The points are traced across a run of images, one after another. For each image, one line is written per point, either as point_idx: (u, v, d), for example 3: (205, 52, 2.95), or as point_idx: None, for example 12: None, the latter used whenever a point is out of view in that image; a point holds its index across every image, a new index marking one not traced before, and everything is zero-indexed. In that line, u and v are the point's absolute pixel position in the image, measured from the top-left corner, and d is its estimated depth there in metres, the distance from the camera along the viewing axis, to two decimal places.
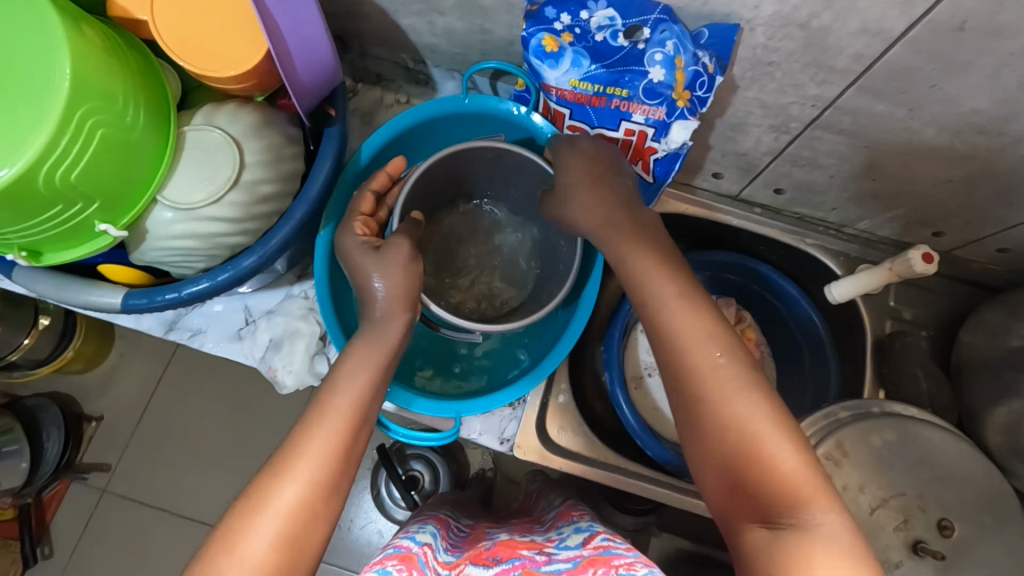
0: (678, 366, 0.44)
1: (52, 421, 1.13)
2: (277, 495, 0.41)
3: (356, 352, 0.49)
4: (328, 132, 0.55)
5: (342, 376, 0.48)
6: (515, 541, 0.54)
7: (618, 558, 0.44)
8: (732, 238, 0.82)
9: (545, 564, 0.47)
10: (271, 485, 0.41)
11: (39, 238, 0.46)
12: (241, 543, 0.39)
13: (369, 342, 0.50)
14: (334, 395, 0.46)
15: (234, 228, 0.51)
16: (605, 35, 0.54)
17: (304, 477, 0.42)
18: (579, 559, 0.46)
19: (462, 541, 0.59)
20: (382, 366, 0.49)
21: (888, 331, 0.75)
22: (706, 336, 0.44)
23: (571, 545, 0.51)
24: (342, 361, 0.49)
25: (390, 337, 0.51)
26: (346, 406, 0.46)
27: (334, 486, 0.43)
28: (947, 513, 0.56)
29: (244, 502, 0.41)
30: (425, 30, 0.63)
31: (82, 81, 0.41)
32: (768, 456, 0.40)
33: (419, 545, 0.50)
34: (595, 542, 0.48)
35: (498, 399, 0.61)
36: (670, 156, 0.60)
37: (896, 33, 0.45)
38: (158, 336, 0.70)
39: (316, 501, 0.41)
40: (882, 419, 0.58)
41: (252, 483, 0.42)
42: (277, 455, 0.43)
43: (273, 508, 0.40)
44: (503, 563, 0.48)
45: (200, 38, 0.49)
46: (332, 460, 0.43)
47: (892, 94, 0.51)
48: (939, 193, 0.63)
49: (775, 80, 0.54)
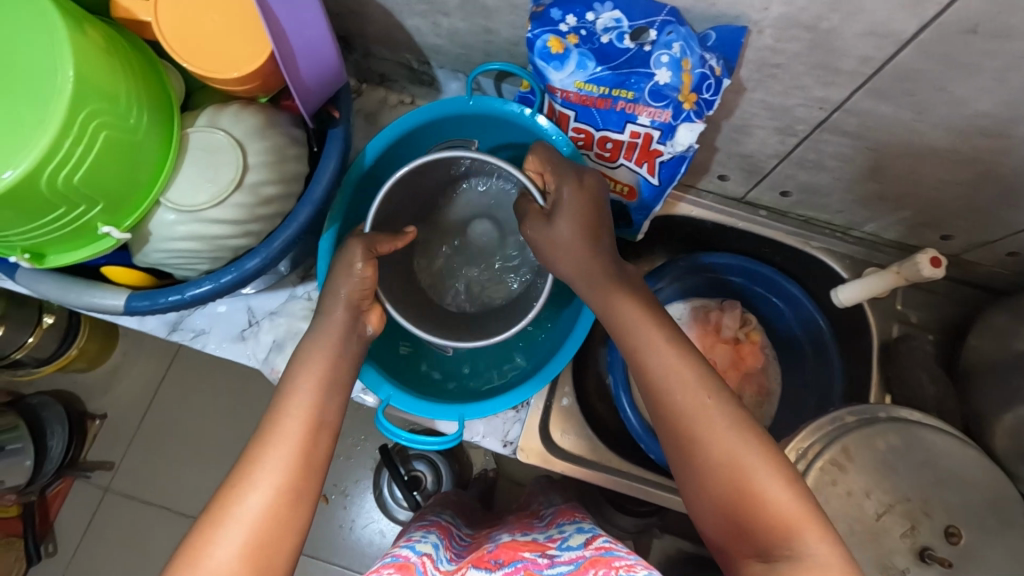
0: (668, 408, 0.46)
1: (55, 419, 1.14)
2: (239, 505, 0.41)
3: (308, 356, 0.50)
4: (332, 134, 0.55)
5: (295, 380, 0.48)
6: (516, 542, 0.53)
7: (619, 560, 0.45)
8: (737, 241, 0.82)
9: (548, 567, 0.47)
10: (231, 496, 0.42)
11: (43, 240, 0.45)
12: (205, 556, 0.39)
13: (321, 345, 0.50)
14: (290, 401, 0.47)
15: (237, 230, 0.50)
16: (611, 37, 0.53)
17: (265, 486, 0.42)
18: (581, 560, 0.47)
19: (465, 550, 0.59)
20: (332, 367, 0.50)
21: (895, 335, 0.74)
22: (692, 376, 0.47)
23: (573, 546, 0.51)
24: (293, 366, 0.49)
25: (335, 337, 0.51)
26: (301, 413, 0.46)
27: (297, 493, 0.43)
28: (952, 519, 0.55)
29: (205, 518, 0.41)
30: (428, 31, 0.62)
31: (85, 82, 0.40)
32: (759, 490, 0.42)
33: (419, 555, 0.50)
34: (597, 542, 0.49)
35: (501, 402, 0.61)
36: (676, 159, 0.60)
37: (905, 35, 0.44)
38: (161, 336, 0.69)
39: (280, 508, 0.42)
40: (887, 423, 0.58)
41: (213, 498, 0.43)
42: (237, 466, 0.44)
43: (233, 518, 0.41)
44: (505, 566, 0.47)
45: (203, 39, 0.49)
46: (292, 466, 0.44)
47: (899, 97, 0.51)
48: (948, 196, 0.62)
49: (781, 82, 0.54)
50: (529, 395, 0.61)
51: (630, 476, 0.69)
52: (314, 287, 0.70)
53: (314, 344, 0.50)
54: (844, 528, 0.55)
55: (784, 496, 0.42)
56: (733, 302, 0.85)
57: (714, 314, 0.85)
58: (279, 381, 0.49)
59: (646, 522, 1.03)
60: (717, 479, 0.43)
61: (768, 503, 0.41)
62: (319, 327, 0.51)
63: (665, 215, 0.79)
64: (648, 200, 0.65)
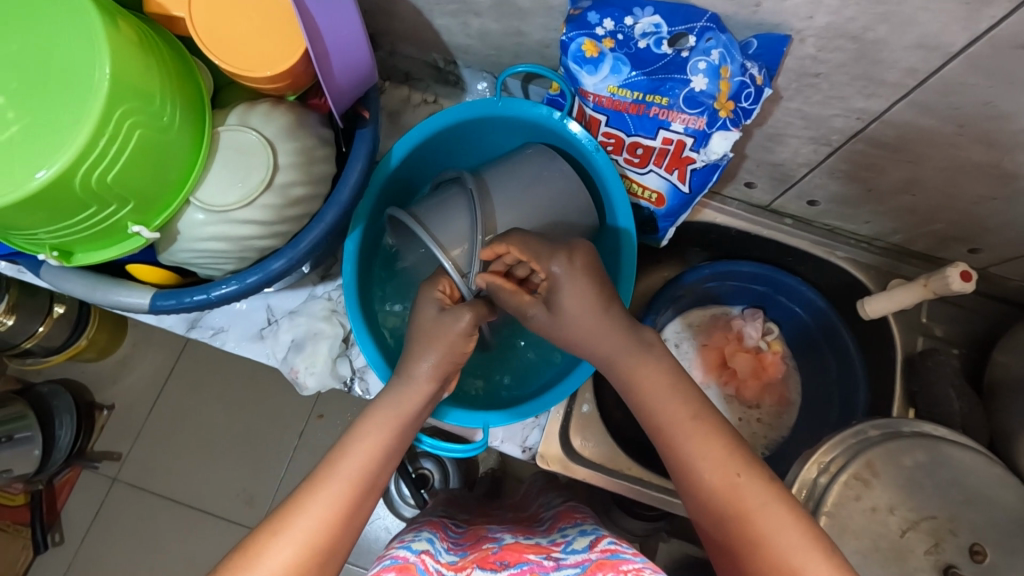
0: (695, 480, 0.44)
1: (64, 408, 1.14)
2: (270, 549, 0.40)
3: (376, 413, 0.49)
4: (360, 134, 0.54)
5: (354, 438, 0.47)
6: (520, 544, 0.52)
7: (626, 564, 0.44)
8: (761, 249, 0.81)
9: (554, 570, 0.46)
10: (264, 538, 0.41)
11: (71, 238, 0.45)
12: None
13: (382, 416, 0.49)
14: (346, 459, 0.46)
15: (265, 231, 0.50)
16: (649, 42, 0.53)
17: (296, 541, 0.41)
18: (587, 563, 0.46)
19: (462, 539, 0.58)
20: (396, 434, 0.49)
21: (920, 348, 0.73)
22: (726, 452, 0.44)
23: (578, 549, 0.50)
24: (361, 419, 0.49)
25: (412, 404, 0.50)
26: (354, 472, 0.45)
27: (326, 556, 0.42)
28: (978, 538, 0.53)
29: (239, 555, 0.40)
30: (459, 30, 0.62)
31: (121, 81, 0.40)
32: (768, 532, 0.41)
33: (418, 553, 0.49)
34: (602, 545, 0.48)
35: (490, 416, 0.60)
36: (709, 167, 0.59)
37: (955, 48, 0.43)
38: (180, 333, 0.69)
39: (308, 565, 0.41)
40: (912, 439, 0.57)
41: (249, 536, 0.42)
42: (279, 509, 0.43)
43: (263, 563, 0.40)
44: (511, 568, 0.47)
45: (235, 37, 0.48)
46: (330, 526, 0.42)
47: (942, 110, 0.50)
48: (982, 211, 0.61)
49: (820, 91, 0.53)
50: (493, 422, 0.60)
51: (644, 483, 0.68)
52: (334, 287, 0.69)
53: (378, 406, 0.50)
54: (868, 544, 0.54)
55: (799, 540, 0.40)
56: (754, 311, 0.86)
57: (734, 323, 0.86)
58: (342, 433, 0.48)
59: (654, 526, 1.00)
60: (730, 527, 0.42)
61: (783, 549, 0.40)
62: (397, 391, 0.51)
63: (689, 221, 0.78)
64: (676, 207, 0.64)
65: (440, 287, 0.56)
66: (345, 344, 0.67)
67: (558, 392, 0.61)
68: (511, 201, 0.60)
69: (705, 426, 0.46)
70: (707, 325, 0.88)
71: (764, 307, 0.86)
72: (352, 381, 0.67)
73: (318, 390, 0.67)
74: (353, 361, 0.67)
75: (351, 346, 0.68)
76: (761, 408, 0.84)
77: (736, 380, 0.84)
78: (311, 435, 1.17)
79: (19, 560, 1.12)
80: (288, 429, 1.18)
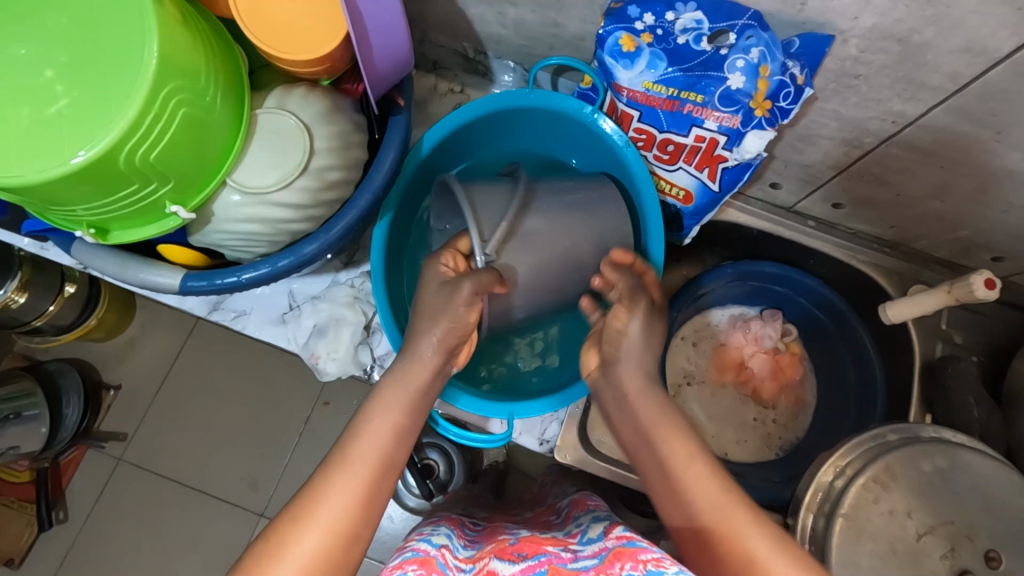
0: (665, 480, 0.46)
1: (72, 386, 1.14)
2: (296, 539, 0.40)
3: (383, 394, 0.51)
4: (394, 121, 0.54)
5: (368, 417, 0.49)
6: (538, 537, 0.52)
7: (645, 552, 0.42)
8: (781, 250, 0.81)
9: (572, 561, 0.46)
10: (288, 527, 0.41)
11: (109, 215, 0.45)
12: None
13: (389, 396, 0.51)
14: (363, 440, 0.47)
15: (298, 215, 0.50)
16: (688, 38, 0.52)
17: (325, 527, 0.41)
18: (605, 554, 0.45)
19: (478, 538, 0.58)
20: (405, 413, 0.50)
21: (939, 354, 0.73)
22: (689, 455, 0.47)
23: (593, 538, 0.49)
24: (371, 401, 0.51)
25: (417, 379, 0.52)
26: (371, 452, 0.46)
27: (353, 539, 0.42)
28: (994, 543, 0.54)
29: (262, 544, 0.41)
30: (493, 20, 0.61)
31: (169, 59, 0.39)
32: (728, 524, 0.42)
33: (437, 547, 0.49)
34: (617, 533, 0.47)
35: (494, 407, 0.60)
36: (740, 166, 0.59)
37: (1000, 53, 0.43)
38: (200, 315, 0.69)
39: (335, 550, 0.41)
40: (931, 444, 0.57)
41: (272, 525, 0.42)
42: (298, 496, 0.44)
43: (289, 553, 0.40)
44: (528, 559, 0.46)
45: (275, 19, 0.47)
46: (353, 508, 0.43)
47: (981, 116, 0.49)
48: (1011, 219, 0.61)
49: (858, 93, 0.52)
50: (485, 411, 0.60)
51: None
52: (357, 274, 0.69)
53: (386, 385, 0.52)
54: (886, 546, 0.54)
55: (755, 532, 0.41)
56: (774, 313, 0.86)
57: (755, 323, 0.86)
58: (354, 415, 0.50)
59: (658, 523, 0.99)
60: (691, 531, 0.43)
61: (747, 554, 0.40)
62: (402, 365, 0.53)
63: (712, 220, 0.78)
64: (703, 206, 0.64)
65: (445, 261, 0.57)
66: (367, 332, 0.68)
67: (561, 400, 0.61)
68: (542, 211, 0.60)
69: (675, 434, 0.48)
70: (725, 326, 0.87)
71: (782, 308, 0.86)
72: (372, 368, 0.67)
73: (338, 376, 0.67)
74: (375, 349, 0.67)
75: (372, 334, 0.68)
76: (776, 409, 0.84)
77: (753, 380, 0.84)
78: (317, 422, 1.17)
79: (24, 537, 1.12)
80: (295, 414, 1.18)
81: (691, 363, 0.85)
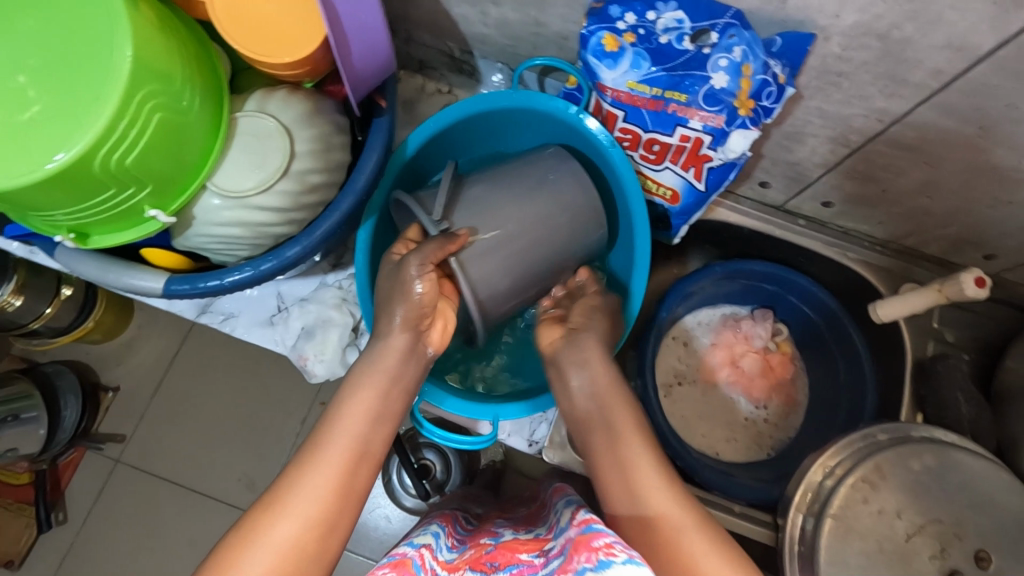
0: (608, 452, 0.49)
1: (69, 390, 1.13)
2: (269, 531, 0.41)
3: (359, 380, 0.51)
4: (376, 123, 0.54)
5: (343, 404, 0.49)
6: (516, 542, 0.51)
7: (599, 538, 0.38)
8: (772, 249, 0.81)
9: (542, 568, 0.44)
10: (261, 521, 0.41)
11: (89, 220, 0.45)
12: (235, 566, 0.39)
13: (370, 380, 0.51)
14: (336, 428, 0.47)
15: (280, 218, 0.50)
16: (671, 38, 0.53)
17: (299, 518, 0.42)
18: (568, 548, 0.40)
19: (467, 537, 0.58)
20: (380, 397, 0.50)
21: (930, 353, 0.72)
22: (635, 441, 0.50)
23: (564, 526, 0.47)
24: (347, 389, 0.51)
25: (390, 360, 0.52)
26: (347, 441, 0.47)
27: (329, 528, 0.42)
28: (984, 543, 0.53)
29: (235, 536, 0.41)
30: (477, 20, 0.61)
31: (142, 64, 0.39)
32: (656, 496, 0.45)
33: (417, 547, 0.48)
34: (581, 518, 0.43)
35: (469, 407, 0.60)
36: (726, 165, 0.58)
37: (981, 49, 0.43)
38: (190, 318, 0.69)
39: (310, 540, 0.41)
40: (921, 443, 0.56)
41: (245, 516, 0.42)
42: (273, 487, 0.44)
43: (263, 545, 0.40)
44: (501, 573, 0.46)
45: (253, 21, 0.47)
46: (328, 498, 0.43)
47: (966, 112, 0.49)
48: (999, 215, 0.61)
49: (842, 90, 0.52)
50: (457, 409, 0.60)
51: None
52: (345, 276, 0.69)
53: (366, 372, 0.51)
54: (874, 546, 0.53)
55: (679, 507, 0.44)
56: (765, 312, 0.86)
57: (746, 323, 0.86)
58: (329, 403, 0.50)
59: None
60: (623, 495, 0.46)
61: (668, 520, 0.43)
62: (376, 352, 0.53)
63: (702, 219, 0.78)
64: (691, 205, 0.64)
65: (395, 249, 0.58)
66: (354, 333, 0.67)
67: (540, 399, 0.60)
68: (517, 208, 0.60)
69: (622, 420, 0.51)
70: (717, 325, 0.87)
71: (774, 308, 0.86)
72: None
73: (326, 378, 0.68)
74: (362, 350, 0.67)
75: (360, 335, 0.68)
76: (768, 408, 0.84)
77: (744, 379, 0.84)
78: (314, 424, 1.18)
79: (23, 537, 1.12)
80: (292, 415, 1.18)
81: (682, 363, 0.85)
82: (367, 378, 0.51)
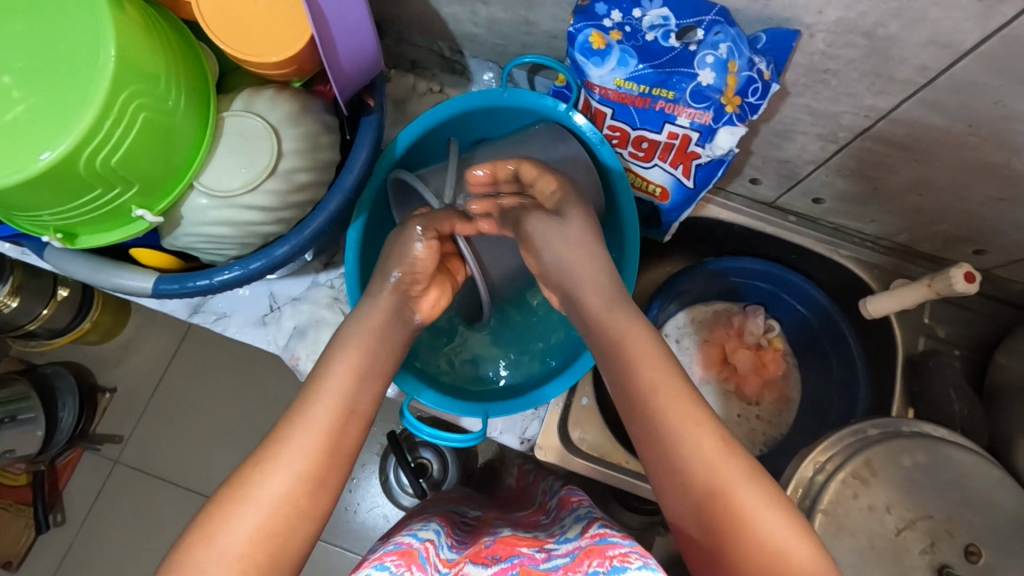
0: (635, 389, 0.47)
1: (67, 390, 1.14)
2: (260, 484, 0.41)
3: (344, 339, 0.51)
4: (364, 121, 0.54)
5: (330, 363, 0.49)
6: (517, 538, 0.52)
7: (614, 548, 0.42)
8: (765, 247, 0.81)
9: (544, 561, 0.45)
10: (252, 476, 0.42)
11: (76, 220, 0.45)
12: (227, 520, 0.40)
13: (358, 342, 0.51)
14: (325, 386, 0.47)
15: (268, 218, 0.50)
16: (656, 35, 0.53)
17: (288, 472, 0.42)
18: (577, 551, 0.45)
19: (467, 538, 0.58)
20: (366, 356, 0.51)
21: (922, 348, 0.73)
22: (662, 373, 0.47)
23: (570, 538, 0.49)
24: (334, 348, 0.51)
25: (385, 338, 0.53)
26: (334, 398, 0.47)
27: (319, 482, 0.43)
28: (975, 538, 0.53)
29: (226, 491, 0.42)
30: (466, 19, 0.61)
31: (126, 63, 0.40)
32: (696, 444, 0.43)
33: (421, 541, 0.49)
34: (593, 531, 0.47)
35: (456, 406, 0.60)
36: (714, 162, 0.58)
37: (966, 46, 0.43)
38: (182, 318, 0.69)
39: (299, 496, 0.42)
40: (912, 438, 0.56)
41: (234, 472, 0.43)
42: (263, 444, 0.44)
43: (255, 498, 0.41)
44: (501, 563, 0.46)
45: (241, 22, 0.48)
46: (316, 454, 0.44)
47: (952, 109, 0.49)
48: (989, 211, 0.61)
49: (830, 87, 0.52)
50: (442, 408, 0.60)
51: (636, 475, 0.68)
52: (337, 275, 0.69)
53: (354, 332, 0.52)
54: (864, 542, 0.53)
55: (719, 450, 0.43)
56: (756, 308, 0.86)
57: (738, 319, 0.86)
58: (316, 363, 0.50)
59: (652, 520, 0.96)
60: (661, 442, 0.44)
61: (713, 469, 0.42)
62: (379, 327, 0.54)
63: (694, 217, 0.78)
64: (680, 202, 0.64)
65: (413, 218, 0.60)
66: None
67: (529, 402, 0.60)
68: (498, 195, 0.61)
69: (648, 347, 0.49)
70: (710, 321, 0.87)
71: (767, 305, 0.86)
72: None
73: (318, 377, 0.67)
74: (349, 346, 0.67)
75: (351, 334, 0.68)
76: (761, 405, 0.84)
77: (737, 375, 0.84)
78: None
79: (22, 538, 1.12)
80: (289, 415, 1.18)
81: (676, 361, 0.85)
82: (353, 340, 0.51)
